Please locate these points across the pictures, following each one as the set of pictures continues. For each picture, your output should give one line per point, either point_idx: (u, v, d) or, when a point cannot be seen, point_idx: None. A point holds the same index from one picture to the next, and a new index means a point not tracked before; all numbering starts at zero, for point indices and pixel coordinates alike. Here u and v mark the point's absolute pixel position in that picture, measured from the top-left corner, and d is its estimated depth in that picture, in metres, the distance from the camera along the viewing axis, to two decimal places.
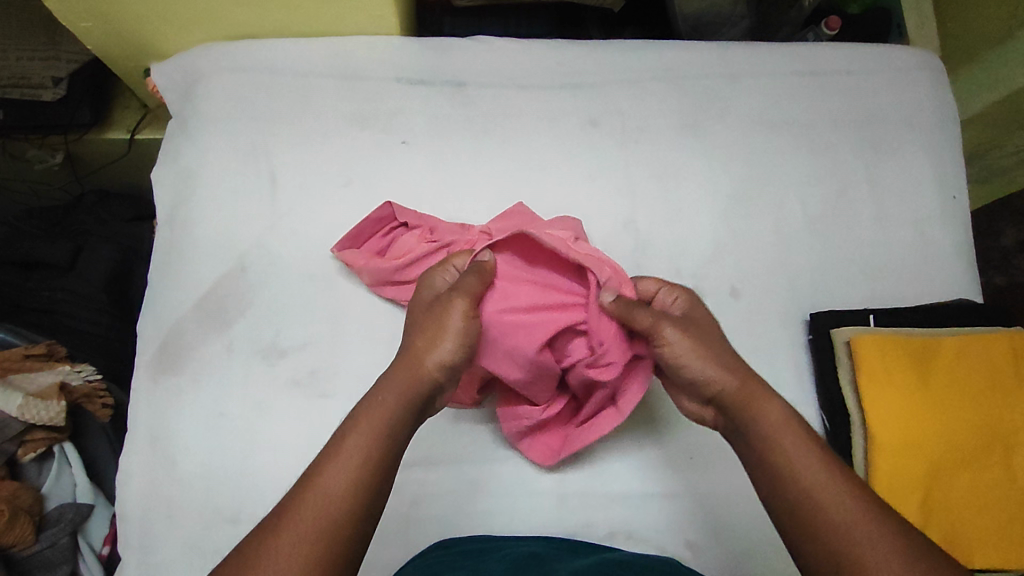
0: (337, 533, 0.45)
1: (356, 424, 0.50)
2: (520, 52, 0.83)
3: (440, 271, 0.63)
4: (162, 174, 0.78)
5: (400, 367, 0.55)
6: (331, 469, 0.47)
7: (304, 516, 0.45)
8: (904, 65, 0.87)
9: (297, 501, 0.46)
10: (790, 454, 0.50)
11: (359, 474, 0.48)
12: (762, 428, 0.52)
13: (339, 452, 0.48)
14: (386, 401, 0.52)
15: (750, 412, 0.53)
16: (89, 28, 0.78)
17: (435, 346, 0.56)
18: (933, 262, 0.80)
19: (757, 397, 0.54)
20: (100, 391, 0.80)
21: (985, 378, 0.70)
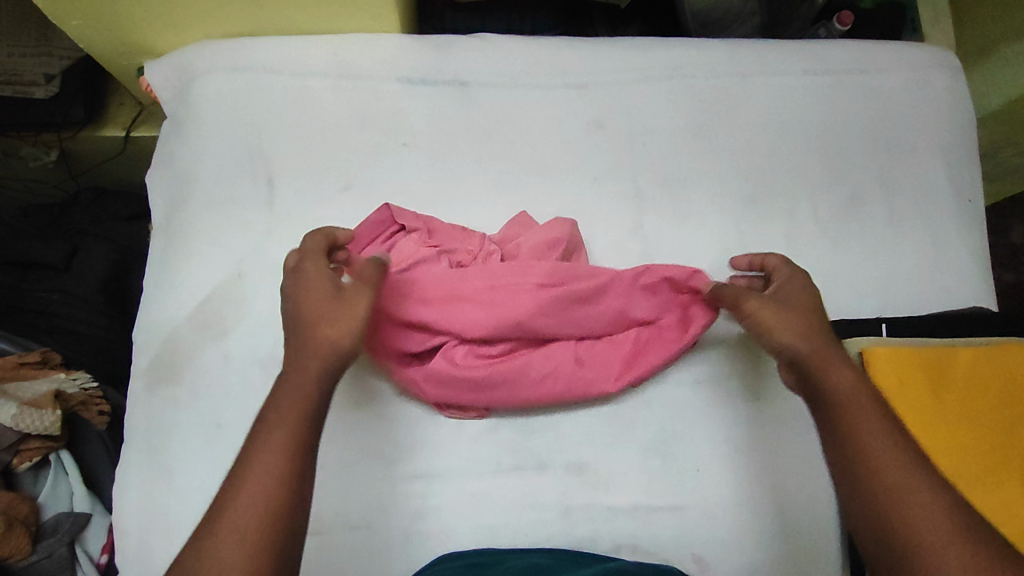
0: (269, 538, 0.44)
1: (266, 426, 0.48)
2: (524, 51, 0.80)
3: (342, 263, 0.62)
4: (158, 178, 0.76)
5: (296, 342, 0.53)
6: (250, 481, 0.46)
7: (225, 520, 0.45)
8: (919, 63, 0.85)
9: (223, 507, 0.45)
10: (870, 431, 0.52)
11: (276, 475, 0.46)
12: (840, 396, 0.55)
13: (252, 462, 0.47)
14: (301, 387, 0.51)
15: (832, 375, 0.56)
16: (80, 26, 0.76)
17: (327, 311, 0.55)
18: (947, 268, 0.79)
19: (844, 369, 0.56)
20: (97, 398, 0.79)
21: (1000, 390, 0.68)
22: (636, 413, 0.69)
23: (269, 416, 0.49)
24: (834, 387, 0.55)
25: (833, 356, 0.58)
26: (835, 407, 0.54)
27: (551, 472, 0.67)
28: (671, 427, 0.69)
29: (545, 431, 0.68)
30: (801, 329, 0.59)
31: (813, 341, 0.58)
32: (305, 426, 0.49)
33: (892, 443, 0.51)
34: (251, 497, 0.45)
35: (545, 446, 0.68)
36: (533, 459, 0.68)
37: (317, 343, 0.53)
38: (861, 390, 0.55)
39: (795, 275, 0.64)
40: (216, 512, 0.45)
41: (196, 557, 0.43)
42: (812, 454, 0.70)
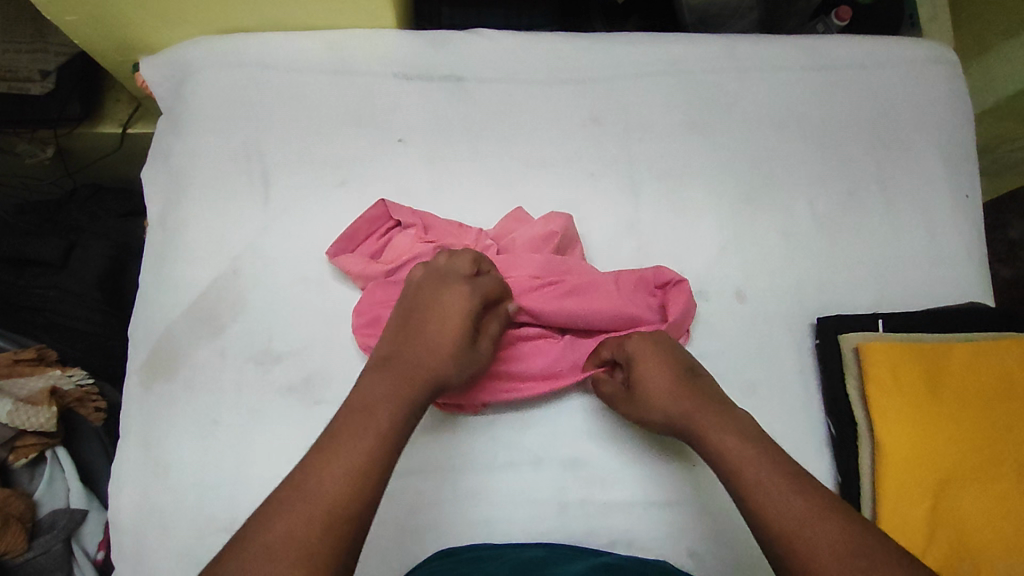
0: (331, 539, 0.45)
1: (356, 428, 0.51)
2: (520, 47, 0.80)
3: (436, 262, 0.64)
4: (153, 175, 0.76)
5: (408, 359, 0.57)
6: (326, 472, 0.48)
7: (293, 508, 0.46)
8: (917, 57, 0.84)
9: (296, 496, 0.46)
10: (757, 482, 0.53)
11: (354, 477, 0.48)
12: (725, 458, 0.56)
13: (335, 456, 0.49)
14: (393, 402, 0.54)
15: (701, 427, 0.58)
16: (74, 22, 0.76)
17: (434, 339, 0.59)
18: (943, 264, 0.78)
19: (727, 425, 0.57)
20: (93, 395, 0.79)
21: (998, 386, 0.68)
22: None
23: (361, 417, 0.51)
24: (725, 451, 0.56)
25: (711, 408, 0.59)
26: (727, 474, 0.55)
27: (547, 468, 0.67)
28: None
29: (540, 427, 0.68)
30: (665, 403, 0.61)
31: (683, 405, 0.60)
32: (390, 440, 0.51)
33: (776, 488, 0.52)
34: (325, 494, 0.47)
35: (541, 442, 0.68)
36: (528, 456, 0.67)
37: (425, 367, 0.57)
38: (738, 446, 0.55)
39: (635, 342, 0.65)
40: (280, 502, 0.46)
41: (256, 545, 0.44)
42: (809, 450, 0.70)
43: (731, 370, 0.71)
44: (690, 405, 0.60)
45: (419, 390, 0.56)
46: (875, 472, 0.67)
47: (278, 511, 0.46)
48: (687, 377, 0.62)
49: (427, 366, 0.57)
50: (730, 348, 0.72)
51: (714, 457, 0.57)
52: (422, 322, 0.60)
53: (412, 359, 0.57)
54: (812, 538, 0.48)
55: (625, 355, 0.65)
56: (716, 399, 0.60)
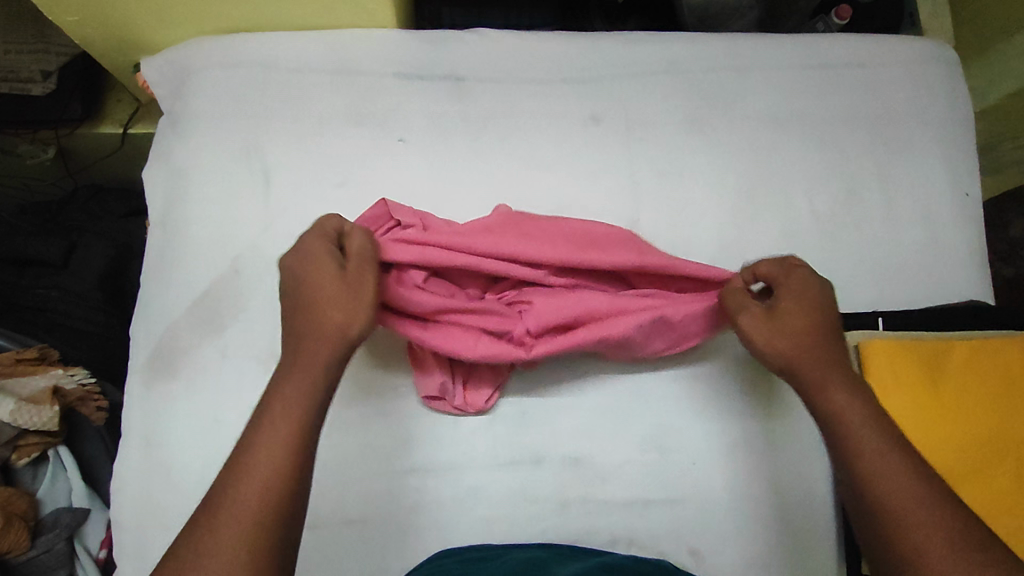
0: (272, 526, 0.44)
1: (270, 415, 0.48)
2: (520, 47, 0.80)
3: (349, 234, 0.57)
4: (154, 174, 0.76)
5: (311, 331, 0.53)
6: (256, 463, 0.46)
7: (224, 507, 0.44)
8: (916, 56, 0.84)
9: (224, 493, 0.45)
10: (862, 440, 0.52)
11: (279, 459, 0.46)
12: (835, 412, 0.54)
13: (262, 444, 0.47)
14: (309, 371, 0.51)
15: (822, 381, 0.56)
16: (76, 22, 0.76)
17: (330, 303, 0.53)
18: (943, 263, 0.78)
19: (836, 380, 0.56)
20: (95, 394, 0.78)
21: (998, 383, 0.68)
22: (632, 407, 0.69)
23: (278, 401, 0.49)
24: (833, 408, 0.55)
25: (832, 366, 0.57)
26: (830, 425, 0.55)
27: (547, 466, 0.67)
28: (667, 422, 0.69)
29: (540, 425, 0.68)
30: (800, 341, 0.57)
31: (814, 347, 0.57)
32: (309, 415, 0.49)
33: (887, 453, 0.51)
34: (252, 484, 0.45)
35: (541, 441, 0.68)
36: (528, 454, 0.68)
37: (325, 332, 0.53)
38: (852, 406, 0.54)
39: (790, 278, 0.60)
40: (212, 500, 0.45)
41: (196, 543, 0.43)
42: (808, 448, 0.70)
43: (731, 368, 0.71)
44: (813, 357, 0.57)
45: (331, 350, 0.52)
46: None
47: (213, 510, 0.44)
48: (834, 332, 0.59)
49: (324, 321, 0.53)
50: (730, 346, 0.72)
51: (812, 406, 0.56)
52: (303, 276, 0.55)
53: (312, 324, 0.53)
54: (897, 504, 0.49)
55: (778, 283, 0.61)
56: (844, 361, 0.58)
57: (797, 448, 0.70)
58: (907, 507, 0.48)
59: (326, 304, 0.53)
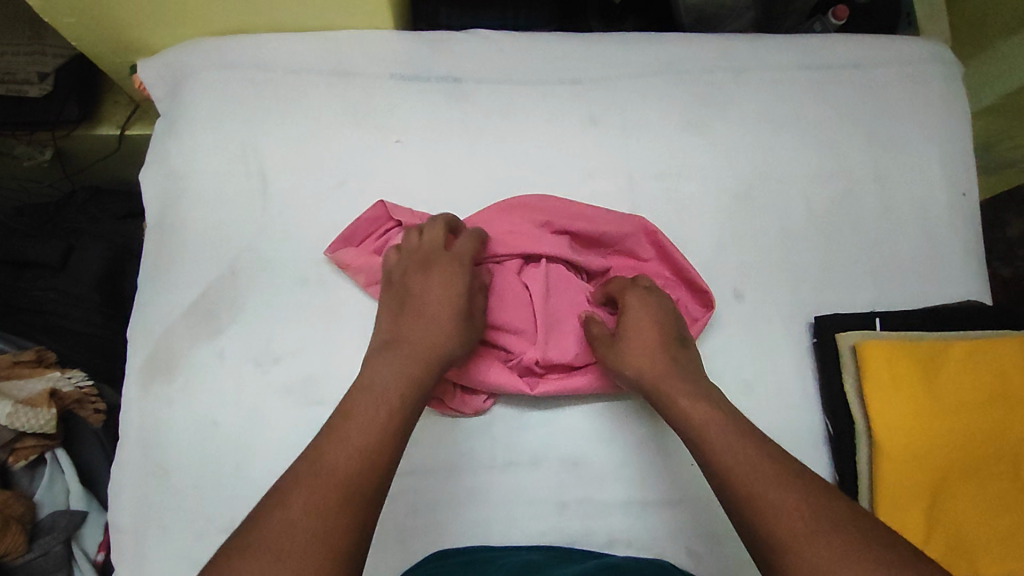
0: (352, 510, 0.45)
1: (360, 412, 0.52)
2: (516, 48, 0.80)
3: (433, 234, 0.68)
4: (151, 176, 0.76)
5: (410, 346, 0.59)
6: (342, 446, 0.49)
7: (314, 479, 0.46)
8: (913, 57, 0.85)
9: (314, 467, 0.47)
10: (706, 431, 0.55)
11: (366, 450, 0.49)
12: (687, 414, 0.57)
13: (352, 432, 0.50)
14: (400, 378, 0.56)
15: (665, 393, 0.60)
16: (72, 24, 0.76)
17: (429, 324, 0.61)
18: (941, 263, 0.79)
19: (678, 387, 0.59)
20: (93, 396, 0.79)
21: (997, 383, 0.68)
22: (631, 407, 0.69)
23: (367, 400, 0.53)
24: (682, 413, 0.57)
25: (680, 380, 0.60)
26: (687, 435, 0.56)
27: (546, 467, 0.67)
28: (665, 422, 0.69)
29: (539, 425, 0.69)
30: (639, 357, 0.63)
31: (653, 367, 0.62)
32: (399, 421, 0.53)
33: (730, 440, 0.53)
34: (339, 467, 0.47)
35: (539, 442, 0.68)
36: (527, 455, 0.68)
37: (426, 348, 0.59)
38: (698, 404, 0.57)
39: (632, 296, 0.67)
40: (302, 469, 0.47)
41: (280, 515, 0.44)
42: (807, 449, 0.70)
43: (729, 368, 0.71)
44: (664, 368, 0.61)
45: (427, 368, 0.58)
46: (873, 471, 0.67)
47: (303, 478, 0.46)
48: (676, 344, 0.64)
49: (425, 338, 0.60)
50: (728, 347, 0.72)
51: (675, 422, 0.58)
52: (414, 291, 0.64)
53: (421, 331, 0.60)
54: (736, 470, 0.50)
55: (634, 297, 0.67)
56: (693, 371, 0.61)
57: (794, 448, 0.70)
58: (746, 481, 0.49)
59: (443, 319, 0.62)
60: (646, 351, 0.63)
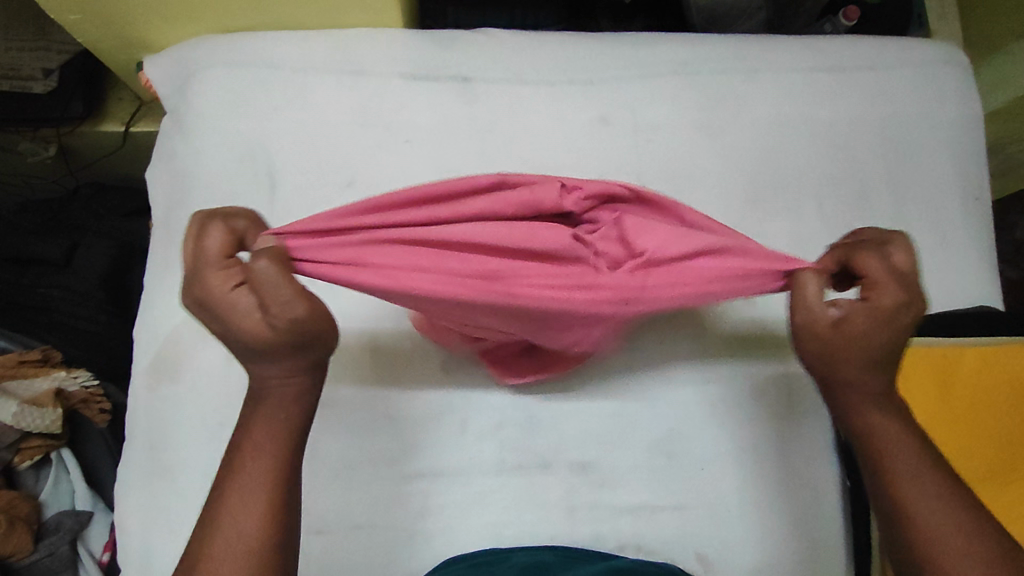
0: (266, 526, 0.46)
1: (252, 417, 0.49)
2: (527, 48, 0.80)
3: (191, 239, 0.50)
4: (159, 176, 0.76)
5: (248, 360, 0.49)
6: (245, 462, 0.48)
7: (223, 509, 0.46)
8: (927, 59, 0.84)
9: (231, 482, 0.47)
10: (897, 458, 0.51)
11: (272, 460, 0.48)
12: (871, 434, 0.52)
13: (249, 445, 0.48)
14: (273, 376, 0.49)
15: (857, 407, 0.54)
16: (78, 20, 0.75)
17: (240, 340, 0.48)
18: (953, 267, 0.78)
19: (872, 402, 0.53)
20: (98, 397, 0.78)
21: (1010, 390, 0.68)
22: (641, 411, 0.69)
23: (254, 406, 0.50)
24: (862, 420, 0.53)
25: (889, 392, 0.53)
26: (865, 447, 0.53)
27: (555, 471, 0.67)
28: (675, 426, 0.69)
29: (549, 429, 0.68)
30: (871, 363, 0.53)
31: (886, 376, 0.53)
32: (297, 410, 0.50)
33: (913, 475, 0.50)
34: (246, 484, 0.47)
35: (549, 445, 0.68)
36: (537, 458, 0.67)
37: (255, 356, 0.48)
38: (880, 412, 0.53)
39: (869, 267, 0.52)
40: (224, 484, 0.47)
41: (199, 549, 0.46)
42: (818, 454, 0.70)
43: (740, 373, 0.71)
44: (871, 381, 0.53)
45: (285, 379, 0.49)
46: None
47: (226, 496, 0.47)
48: (899, 347, 0.53)
49: (243, 351, 0.48)
50: (739, 351, 0.71)
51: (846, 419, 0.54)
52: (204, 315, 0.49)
53: (239, 347, 0.48)
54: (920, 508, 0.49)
55: (885, 294, 0.52)
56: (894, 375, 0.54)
57: (806, 453, 0.70)
58: None
59: (256, 335, 0.47)
60: (880, 352, 0.52)
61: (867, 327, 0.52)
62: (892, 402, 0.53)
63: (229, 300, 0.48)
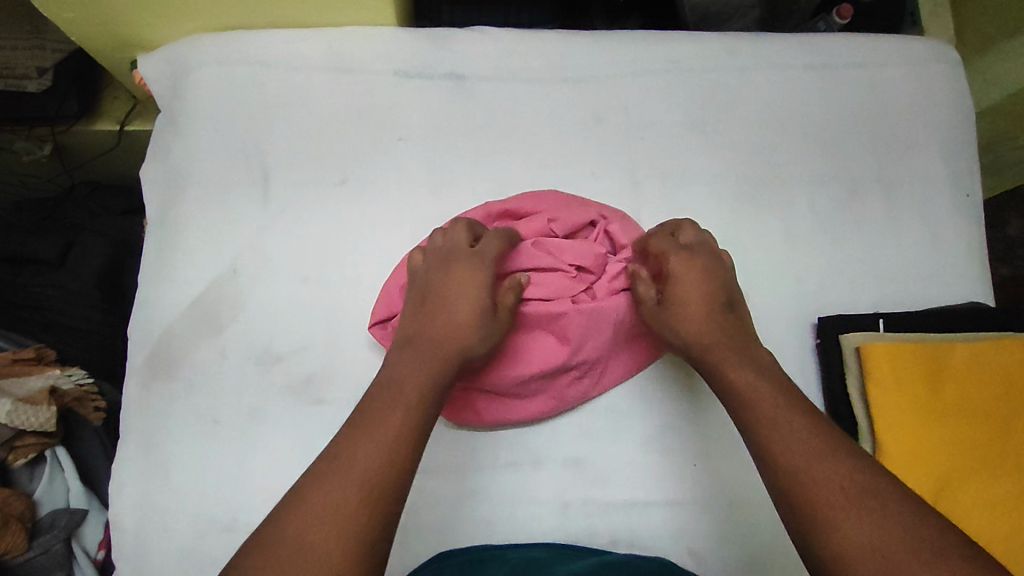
0: (379, 507, 0.45)
1: (370, 406, 0.52)
2: (520, 45, 0.80)
3: (455, 228, 0.66)
4: (153, 174, 0.76)
5: (437, 343, 0.59)
6: (369, 437, 0.49)
7: (335, 480, 0.46)
8: (918, 57, 0.84)
9: (341, 463, 0.47)
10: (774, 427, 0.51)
11: (395, 448, 0.49)
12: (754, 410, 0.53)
13: (377, 427, 0.50)
14: (416, 372, 0.55)
15: (721, 366, 0.59)
16: (72, 19, 0.75)
17: (455, 318, 0.61)
18: (943, 264, 0.78)
19: (731, 362, 0.58)
20: (92, 394, 0.80)
21: (1000, 385, 0.69)
22: (634, 409, 0.69)
23: (386, 396, 0.53)
24: (745, 399, 0.55)
25: (731, 348, 0.60)
26: (761, 422, 0.52)
27: (548, 467, 0.67)
28: (667, 423, 0.69)
29: (541, 426, 0.68)
30: (701, 325, 0.62)
31: (723, 338, 0.60)
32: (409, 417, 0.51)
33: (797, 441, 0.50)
34: (364, 461, 0.47)
35: (541, 443, 0.68)
36: (529, 455, 0.67)
37: (448, 348, 0.59)
38: (761, 391, 0.54)
39: (659, 243, 0.67)
40: (332, 460, 0.48)
41: (297, 515, 0.44)
42: None
43: None
44: (710, 335, 0.61)
45: (442, 370, 0.57)
46: None
47: (328, 473, 0.46)
48: (722, 311, 0.62)
49: (447, 340, 0.59)
50: None
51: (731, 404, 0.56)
52: (434, 288, 0.63)
53: (448, 323, 0.60)
54: (806, 474, 0.48)
55: (691, 261, 0.64)
56: (742, 341, 0.61)
57: None
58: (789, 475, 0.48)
59: (468, 321, 0.61)
60: (700, 317, 0.62)
61: (687, 290, 0.63)
62: (723, 352, 0.59)
63: (478, 290, 0.62)
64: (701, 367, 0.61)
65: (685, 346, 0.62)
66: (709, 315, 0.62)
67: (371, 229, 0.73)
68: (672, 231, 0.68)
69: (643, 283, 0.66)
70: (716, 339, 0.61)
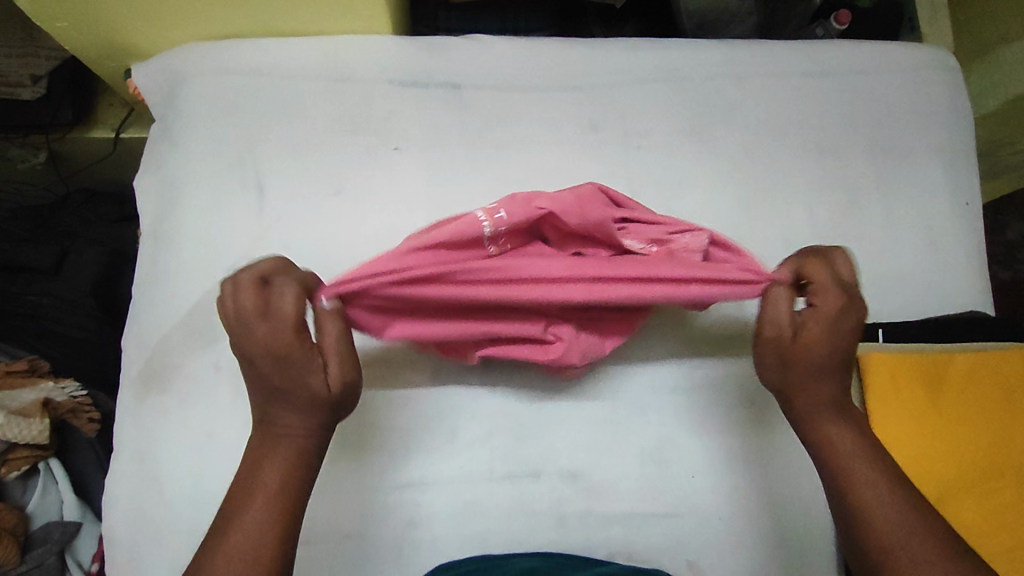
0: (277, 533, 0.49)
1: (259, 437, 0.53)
2: (516, 53, 0.79)
3: (228, 288, 0.52)
4: (147, 184, 0.75)
5: (285, 400, 0.52)
6: (256, 475, 0.51)
7: (235, 520, 0.49)
8: (917, 64, 0.84)
9: (244, 499, 0.50)
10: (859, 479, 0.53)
11: (289, 482, 0.51)
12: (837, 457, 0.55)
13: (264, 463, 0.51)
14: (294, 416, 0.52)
15: (817, 420, 0.56)
16: (65, 28, 0.75)
17: (289, 384, 0.52)
18: (943, 272, 0.78)
19: (825, 413, 0.56)
20: (86, 406, 0.78)
21: (999, 395, 0.68)
22: (631, 419, 0.69)
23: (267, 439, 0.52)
24: (823, 441, 0.56)
25: (830, 401, 0.56)
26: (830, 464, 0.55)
27: (546, 478, 0.67)
28: (665, 434, 0.69)
29: (539, 437, 0.68)
30: (817, 372, 0.56)
31: (834, 388, 0.57)
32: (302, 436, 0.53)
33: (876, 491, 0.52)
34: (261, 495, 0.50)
35: (539, 454, 0.67)
36: (527, 467, 0.67)
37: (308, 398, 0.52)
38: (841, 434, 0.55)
39: (816, 269, 0.57)
40: (237, 495, 0.50)
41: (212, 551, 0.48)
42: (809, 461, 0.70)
43: (730, 379, 0.71)
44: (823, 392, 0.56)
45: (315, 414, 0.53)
46: None
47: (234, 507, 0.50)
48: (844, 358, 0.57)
49: (297, 393, 0.52)
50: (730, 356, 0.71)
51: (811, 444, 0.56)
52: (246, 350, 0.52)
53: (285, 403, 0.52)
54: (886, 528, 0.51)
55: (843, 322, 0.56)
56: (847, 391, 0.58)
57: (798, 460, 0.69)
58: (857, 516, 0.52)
59: (313, 392, 0.52)
60: (818, 363, 0.56)
61: (812, 333, 0.56)
62: (816, 403, 0.57)
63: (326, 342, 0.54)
64: (790, 411, 0.58)
65: (793, 388, 0.57)
66: (826, 364, 0.56)
67: (367, 239, 0.73)
68: (821, 255, 0.59)
69: (784, 307, 0.57)
70: (830, 392, 0.56)
